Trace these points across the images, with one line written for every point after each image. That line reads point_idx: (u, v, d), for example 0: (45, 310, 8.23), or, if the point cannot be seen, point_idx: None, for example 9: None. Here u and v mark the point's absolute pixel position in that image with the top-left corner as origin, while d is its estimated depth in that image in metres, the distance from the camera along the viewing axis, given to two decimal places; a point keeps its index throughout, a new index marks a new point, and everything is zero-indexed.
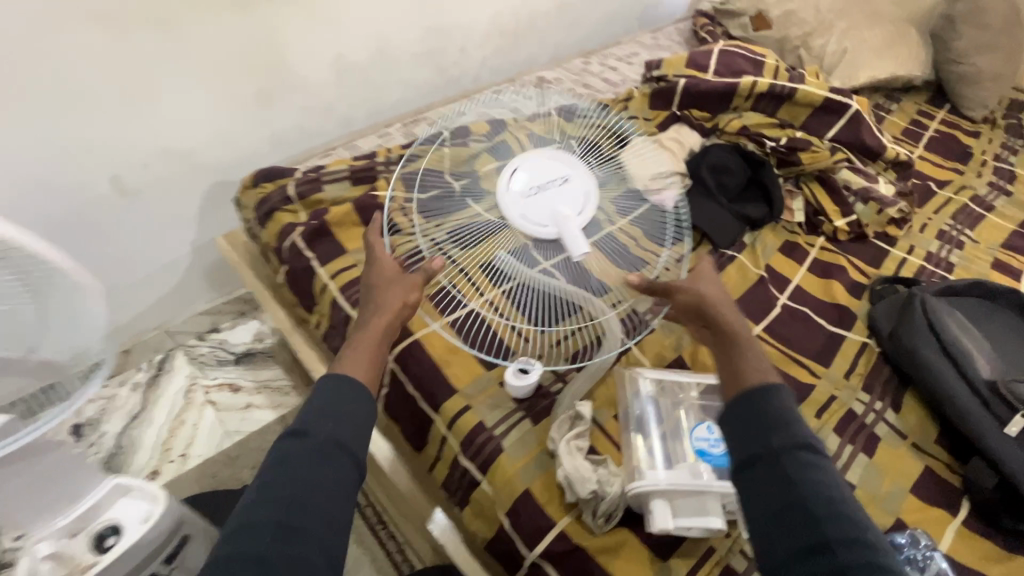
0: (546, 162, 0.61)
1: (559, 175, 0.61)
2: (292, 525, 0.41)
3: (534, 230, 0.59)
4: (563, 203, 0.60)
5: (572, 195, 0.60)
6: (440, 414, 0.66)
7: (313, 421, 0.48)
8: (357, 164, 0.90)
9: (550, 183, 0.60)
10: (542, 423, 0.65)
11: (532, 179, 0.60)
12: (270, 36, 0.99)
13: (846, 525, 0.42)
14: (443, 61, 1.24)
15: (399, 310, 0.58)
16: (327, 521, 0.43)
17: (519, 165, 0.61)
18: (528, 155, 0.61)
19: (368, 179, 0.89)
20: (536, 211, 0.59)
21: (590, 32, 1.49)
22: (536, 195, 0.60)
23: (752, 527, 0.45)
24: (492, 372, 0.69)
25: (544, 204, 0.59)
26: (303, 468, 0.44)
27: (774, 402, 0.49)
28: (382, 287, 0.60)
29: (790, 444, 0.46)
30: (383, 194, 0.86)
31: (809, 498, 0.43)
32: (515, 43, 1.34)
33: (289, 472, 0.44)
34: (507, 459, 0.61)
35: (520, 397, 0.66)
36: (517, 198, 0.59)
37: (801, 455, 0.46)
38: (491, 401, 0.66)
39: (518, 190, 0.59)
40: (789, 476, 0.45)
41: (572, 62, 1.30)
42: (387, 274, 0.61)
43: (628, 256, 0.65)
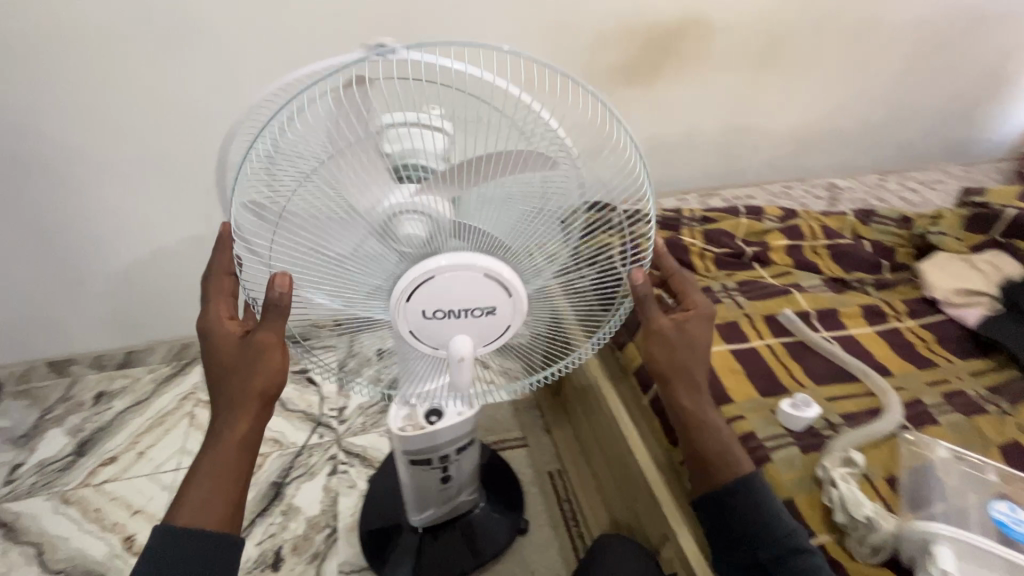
0: (474, 287, 0.60)
1: (479, 306, 0.62)
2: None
3: (429, 338, 0.64)
4: (464, 328, 0.64)
5: (476, 327, 0.64)
6: (715, 413, 0.76)
7: (167, 549, 0.61)
8: (667, 214, 1.10)
9: (466, 311, 0.62)
10: (811, 455, 0.70)
11: (444, 302, 0.61)
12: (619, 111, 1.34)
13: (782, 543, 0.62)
14: (738, 152, 1.55)
15: (246, 407, 0.63)
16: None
17: (437, 276, 0.59)
18: (441, 262, 0.58)
19: (673, 227, 1.08)
20: (436, 326, 0.63)
21: (884, 155, 1.70)
22: (441, 318, 0.62)
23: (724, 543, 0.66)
24: (767, 398, 0.77)
25: (449, 328, 0.64)
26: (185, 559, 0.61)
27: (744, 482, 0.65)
28: (228, 378, 0.63)
29: (738, 507, 0.64)
30: (686, 239, 1.04)
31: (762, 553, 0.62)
32: (804, 150, 1.61)
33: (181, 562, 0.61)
34: (774, 468, 0.68)
35: (793, 428, 0.72)
36: (419, 316, 0.62)
37: (742, 507, 0.64)
38: (764, 419, 0.74)
39: (426, 306, 0.61)
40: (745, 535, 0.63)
41: (869, 178, 1.48)
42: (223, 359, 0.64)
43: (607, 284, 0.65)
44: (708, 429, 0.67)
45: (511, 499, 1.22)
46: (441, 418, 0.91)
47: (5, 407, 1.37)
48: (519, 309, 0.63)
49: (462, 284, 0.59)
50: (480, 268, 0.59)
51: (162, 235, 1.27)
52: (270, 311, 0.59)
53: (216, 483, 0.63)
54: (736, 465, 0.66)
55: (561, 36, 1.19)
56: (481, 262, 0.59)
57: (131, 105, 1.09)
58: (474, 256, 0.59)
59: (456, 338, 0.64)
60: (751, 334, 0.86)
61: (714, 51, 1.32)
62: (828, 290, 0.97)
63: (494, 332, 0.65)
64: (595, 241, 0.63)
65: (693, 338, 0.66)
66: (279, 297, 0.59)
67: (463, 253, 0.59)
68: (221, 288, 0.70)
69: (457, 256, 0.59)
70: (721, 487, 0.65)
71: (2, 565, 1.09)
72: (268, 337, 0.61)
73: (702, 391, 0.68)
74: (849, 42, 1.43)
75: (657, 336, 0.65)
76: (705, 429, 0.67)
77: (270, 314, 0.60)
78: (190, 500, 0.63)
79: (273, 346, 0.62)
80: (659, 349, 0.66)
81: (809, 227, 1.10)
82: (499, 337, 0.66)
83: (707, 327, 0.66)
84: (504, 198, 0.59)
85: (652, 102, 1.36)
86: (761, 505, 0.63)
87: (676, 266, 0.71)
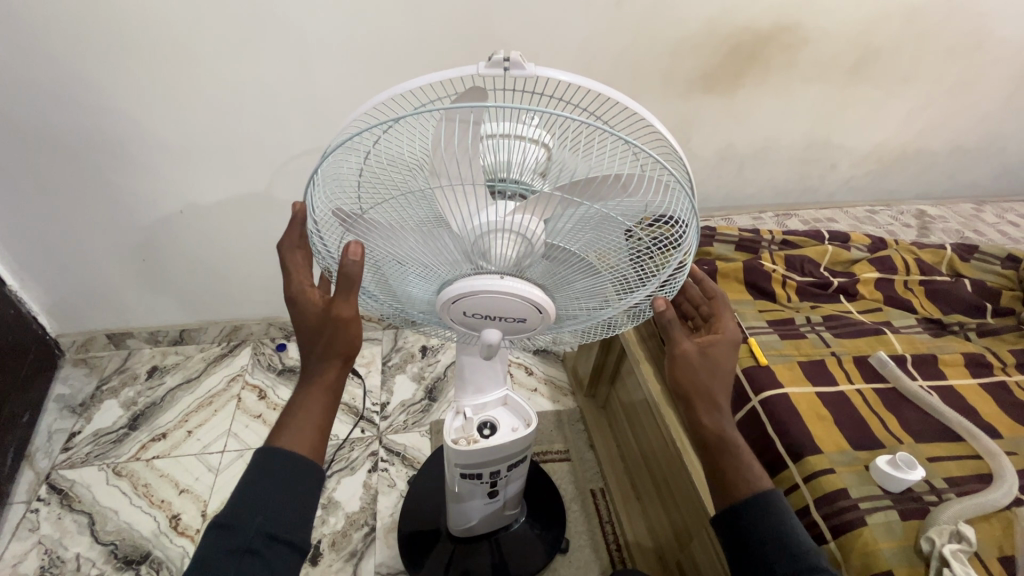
0: (510, 305, 0.58)
1: (511, 316, 0.60)
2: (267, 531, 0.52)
3: (461, 326, 0.65)
4: (495, 327, 0.63)
5: (507, 328, 0.63)
6: (799, 464, 0.69)
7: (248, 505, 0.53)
8: (746, 234, 1.04)
9: (499, 318, 0.61)
10: (910, 522, 0.63)
11: (481, 310, 0.60)
12: (693, 119, 1.27)
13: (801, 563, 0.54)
14: (813, 171, 1.47)
15: (324, 360, 0.59)
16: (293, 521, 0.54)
17: (478, 294, 0.56)
18: (472, 281, 0.56)
19: (752, 249, 1.02)
20: (467, 322, 0.62)
21: (972, 181, 1.62)
22: (475, 318, 0.61)
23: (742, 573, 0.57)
24: (859, 452, 0.70)
25: (481, 324, 0.63)
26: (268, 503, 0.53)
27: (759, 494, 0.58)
28: (308, 340, 0.59)
29: (752, 517, 0.57)
30: (767, 264, 0.98)
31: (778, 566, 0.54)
32: (887, 171, 1.52)
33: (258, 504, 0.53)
34: (871, 534, 0.61)
35: (890, 489, 0.66)
36: (456, 314, 0.61)
37: (755, 519, 0.57)
38: (856, 477, 0.67)
39: (464, 310, 0.59)
40: (757, 549, 0.56)
41: (961, 208, 1.41)
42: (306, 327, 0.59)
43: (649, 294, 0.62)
44: (728, 448, 0.61)
45: (553, 518, 1.18)
46: (494, 432, 0.88)
47: (66, 374, 1.42)
48: (549, 320, 0.62)
49: (487, 303, 0.58)
50: (513, 289, 0.56)
51: (223, 219, 1.27)
52: (346, 279, 0.53)
53: (292, 432, 0.57)
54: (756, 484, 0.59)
55: (645, 39, 1.11)
56: (525, 286, 0.57)
57: (199, 89, 1.06)
58: (516, 281, 0.57)
59: (487, 331, 0.63)
60: (840, 376, 0.80)
61: (804, 56, 1.21)
62: (923, 331, 0.90)
63: (525, 330, 0.64)
64: (638, 254, 0.59)
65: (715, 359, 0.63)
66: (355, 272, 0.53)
67: (510, 278, 0.57)
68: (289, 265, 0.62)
69: (502, 280, 0.56)
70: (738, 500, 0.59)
71: (56, 532, 1.12)
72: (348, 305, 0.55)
73: (722, 409, 0.62)
74: (962, 57, 1.29)
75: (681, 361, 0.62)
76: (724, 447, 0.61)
77: (349, 283, 0.54)
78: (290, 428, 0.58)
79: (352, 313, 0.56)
80: (680, 372, 0.62)
81: (902, 259, 1.02)
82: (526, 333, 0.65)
83: (732, 356, 0.63)
84: (596, 220, 0.54)
85: (731, 112, 1.28)
86: (776, 518, 0.56)
87: (720, 295, 0.68)
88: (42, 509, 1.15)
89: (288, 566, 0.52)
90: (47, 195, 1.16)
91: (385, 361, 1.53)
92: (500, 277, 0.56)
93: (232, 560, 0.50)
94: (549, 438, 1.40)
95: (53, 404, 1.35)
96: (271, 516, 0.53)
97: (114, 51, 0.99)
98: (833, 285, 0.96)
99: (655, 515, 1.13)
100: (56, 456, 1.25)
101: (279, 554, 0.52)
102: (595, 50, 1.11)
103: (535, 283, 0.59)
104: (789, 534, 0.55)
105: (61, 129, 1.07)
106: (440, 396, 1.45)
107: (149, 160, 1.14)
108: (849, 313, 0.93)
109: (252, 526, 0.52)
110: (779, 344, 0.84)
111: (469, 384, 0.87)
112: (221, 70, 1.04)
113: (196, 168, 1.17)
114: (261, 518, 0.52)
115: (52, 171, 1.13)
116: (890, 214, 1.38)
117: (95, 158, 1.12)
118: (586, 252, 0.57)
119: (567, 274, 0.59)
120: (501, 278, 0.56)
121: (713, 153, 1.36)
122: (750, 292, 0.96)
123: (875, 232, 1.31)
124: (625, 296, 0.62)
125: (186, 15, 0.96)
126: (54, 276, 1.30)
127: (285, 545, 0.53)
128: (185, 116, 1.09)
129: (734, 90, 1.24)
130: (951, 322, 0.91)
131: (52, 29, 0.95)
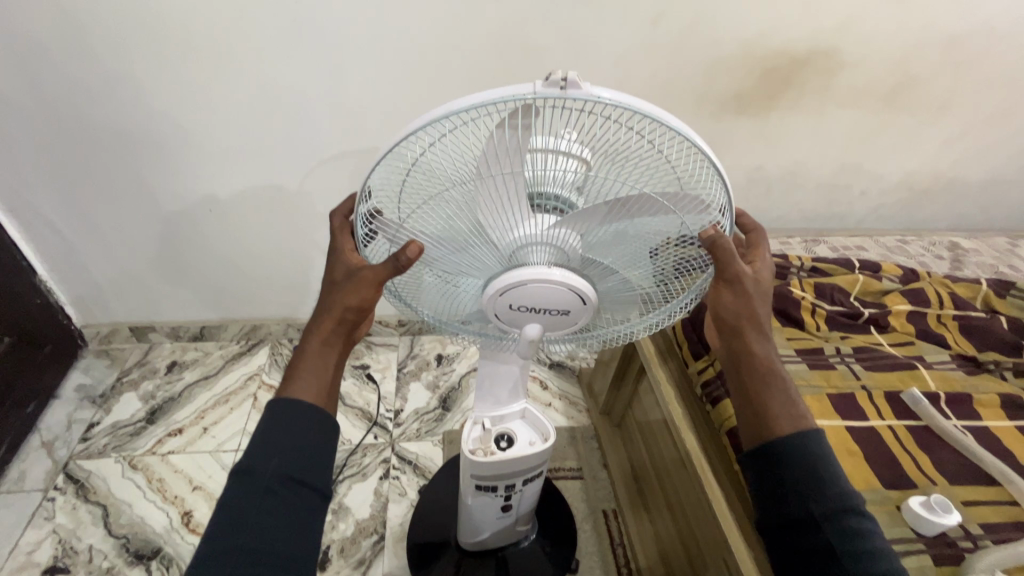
0: (556, 296, 0.56)
1: (556, 308, 0.58)
2: (286, 471, 0.52)
3: (502, 324, 0.62)
4: (537, 322, 0.60)
5: (549, 322, 0.61)
6: None
7: (265, 463, 0.52)
8: (774, 259, 1.03)
9: (544, 310, 0.58)
10: (944, 568, 0.61)
11: (529, 300, 0.57)
12: (722, 140, 1.27)
13: (839, 507, 0.51)
14: (841, 197, 1.45)
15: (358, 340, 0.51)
16: (311, 459, 0.54)
17: (526, 285, 0.55)
18: (526, 270, 0.55)
19: (780, 275, 1.01)
20: (510, 317, 0.60)
21: (1006, 214, 1.59)
22: (520, 312, 0.59)
23: (768, 510, 0.55)
24: (890, 491, 0.68)
25: (523, 318, 0.60)
26: (286, 443, 0.53)
27: (801, 434, 0.54)
28: (326, 297, 0.58)
29: (788, 459, 0.53)
30: (796, 291, 0.96)
31: (815, 508, 0.51)
32: (918, 200, 1.50)
33: (273, 444, 0.53)
34: None
35: (924, 532, 0.64)
36: (500, 307, 0.58)
37: (790, 458, 0.53)
38: (887, 517, 0.65)
39: (512, 302, 0.57)
40: (791, 488, 0.53)
41: (995, 242, 1.38)
42: (332, 279, 0.59)
43: (671, 304, 0.61)
44: (774, 383, 0.56)
45: (564, 536, 1.17)
46: (511, 445, 0.87)
47: (87, 364, 1.44)
48: (590, 314, 0.60)
49: (545, 292, 0.55)
50: (563, 280, 0.54)
51: (252, 219, 1.29)
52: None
53: (296, 378, 0.57)
54: (803, 420, 0.55)
55: (677, 59, 1.11)
56: (572, 278, 0.55)
57: (237, 90, 1.08)
58: (565, 272, 0.55)
59: (528, 326, 0.61)
60: (870, 411, 0.79)
61: (838, 82, 1.20)
62: (956, 368, 0.87)
63: (563, 327, 0.62)
64: (670, 264, 0.57)
65: (755, 288, 0.56)
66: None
67: (558, 270, 0.55)
68: (338, 246, 0.60)
69: (551, 270, 0.55)
70: (782, 444, 0.54)
71: (70, 522, 1.13)
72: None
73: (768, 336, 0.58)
74: (1001, 88, 1.27)
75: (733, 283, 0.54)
76: (772, 379, 0.57)
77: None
78: (296, 376, 0.58)
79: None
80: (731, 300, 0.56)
81: (935, 292, 1.00)
82: (566, 331, 0.63)
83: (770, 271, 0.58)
84: (638, 232, 0.54)
85: (760, 134, 1.27)
86: (815, 462, 0.53)
87: (761, 228, 0.62)
88: (58, 498, 1.16)
89: (307, 506, 0.52)
90: (81, 188, 1.19)
91: (401, 367, 1.53)
92: (549, 267, 0.55)
93: (257, 503, 0.50)
94: (562, 454, 1.38)
95: (74, 394, 1.37)
96: (288, 459, 0.53)
97: (156, 54, 1.02)
98: (863, 315, 0.95)
99: (665, 533, 1.11)
100: (75, 446, 1.26)
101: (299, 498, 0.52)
102: (627, 70, 1.12)
103: (581, 273, 0.57)
104: (830, 477, 0.52)
105: (100, 125, 1.10)
106: (454, 406, 1.44)
107: (183, 158, 1.17)
108: (880, 345, 0.91)
109: (274, 468, 0.52)
110: (808, 373, 0.83)
111: (487, 395, 0.86)
112: (262, 75, 1.06)
113: (228, 168, 1.19)
114: (275, 460, 0.52)
115: (89, 164, 1.15)
116: (922, 245, 1.35)
117: (132, 153, 1.15)
118: (630, 259, 0.56)
119: (602, 287, 0.59)
120: (550, 269, 0.55)
121: (741, 175, 1.35)
122: (779, 318, 0.94)
123: (906, 262, 1.29)
124: (650, 304, 0.62)
125: (229, 18, 0.99)
126: (81, 268, 1.33)
127: (304, 486, 0.53)
128: (220, 118, 1.12)
129: (764, 112, 1.23)
130: (986, 360, 0.88)
131: (103, 29, 0.98)
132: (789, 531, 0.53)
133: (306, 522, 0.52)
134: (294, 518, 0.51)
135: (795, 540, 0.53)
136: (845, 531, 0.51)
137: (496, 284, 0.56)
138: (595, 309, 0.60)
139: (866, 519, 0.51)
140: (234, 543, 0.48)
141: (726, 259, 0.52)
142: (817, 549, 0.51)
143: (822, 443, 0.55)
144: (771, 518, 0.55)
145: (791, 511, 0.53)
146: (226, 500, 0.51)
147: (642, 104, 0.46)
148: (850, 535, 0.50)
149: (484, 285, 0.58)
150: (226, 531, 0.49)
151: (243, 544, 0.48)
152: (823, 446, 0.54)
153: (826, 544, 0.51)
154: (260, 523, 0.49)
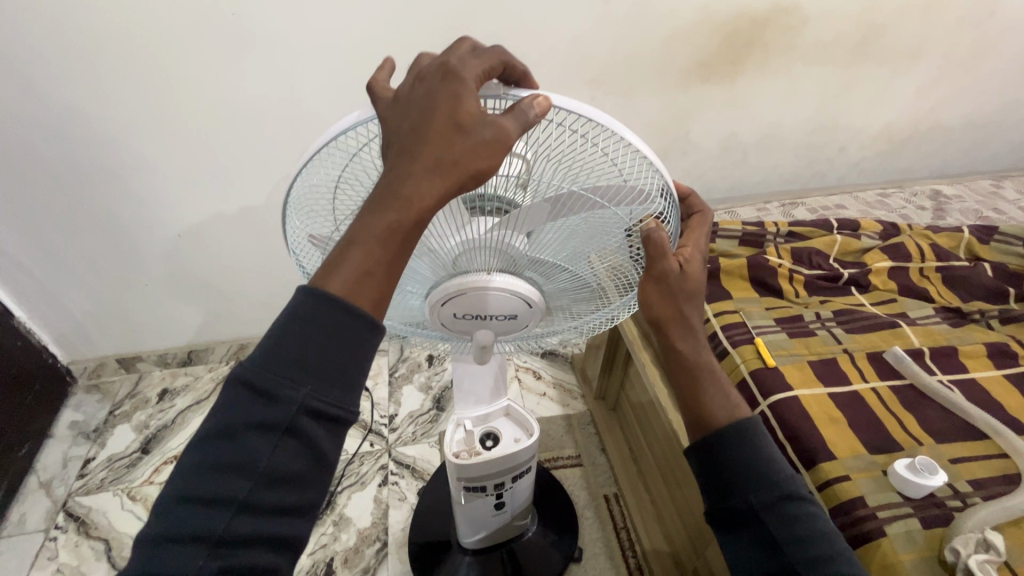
0: (500, 302, 0.55)
1: (502, 314, 0.57)
2: (315, 388, 0.38)
3: (454, 331, 0.61)
4: (488, 328, 0.60)
5: (499, 327, 0.60)
6: (812, 471, 0.66)
7: (284, 372, 0.38)
8: (750, 228, 1.00)
9: (490, 316, 0.57)
10: (933, 531, 0.60)
11: (472, 308, 0.56)
12: (691, 111, 1.23)
13: (778, 495, 0.51)
14: (820, 155, 1.41)
15: (413, 175, 0.40)
16: (338, 378, 0.39)
17: (468, 293, 0.53)
18: (460, 278, 0.54)
19: (756, 244, 0.99)
20: (459, 324, 0.59)
21: (990, 156, 1.56)
22: (466, 320, 0.58)
23: (710, 502, 0.54)
24: (876, 457, 0.67)
25: (474, 326, 0.59)
26: (317, 346, 0.38)
27: (739, 426, 0.53)
28: (412, 148, 0.40)
29: (729, 452, 0.52)
30: (773, 259, 0.94)
31: (754, 499, 0.51)
32: (899, 150, 1.46)
33: (300, 346, 0.38)
34: (890, 544, 0.58)
35: (911, 495, 0.62)
36: (446, 316, 0.57)
37: (733, 450, 0.52)
38: (873, 483, 0.64)
39: (454, 310, 0.56)
40: (732, 480, 0.52)
41: (979, 186, 1.35)
42: (435, 127, 0.40)
43: (630, 285, 0.58)
44: (704, 377, 0.55)
45: (566, 526, 1.17)
46: (496, 444, 0.86)
47: (79, 401, 1.43)
48: (540, 314, 0.58)
49: (481, 301, 0.55)
50: (504, 287, 0.53)
51: (222, 240, 1.27)
52: (473, 128, 0.40)
53: (353, 270, 0.39)
54: (735, 409, 0.55)
55: (635, 32, 1.08)
56: (515, 281, 0.54)
57: (190, 112, 1.05)
58: (507, 277, 0.54)
59: (480, 332, 0.60)
60: (852, 375, 0.77)
61: (804, 38, 1.16)
62: (941, 322, 0.85)
63: (515, 329, 0.61)
64: (616, 250, 0.55)
65: (684, 287, 0.53)
66: (508, 125, 0.40)
67: (500, 276, 0.54)
68: (458, 89, 0.40)
69: (491, 277, 0.53)
70: (719, 434, 0.53)
71: (74, 560, 1.13)
72: (440, 153, 0.40)
73: (697, 331, 0.55)
74: (973, 28, 1.23)
75: (663, 280, 0.52)
76: (703, 373, 0.55)
77: (461, 129, 0.39)
78: (350, 268, 0.39)
79: (431, 164, 0.39)
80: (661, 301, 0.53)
81: (916, 245, 0.98)
82: (520, 331, 0.62)
83: (702, 238, 0.57)
84: (577, 228, 0.52)
85: (730, 100, 1.23)
86: (753, 452, 0.52)
87: (707, 212, 0.59)
88: (60, 537, 1.17)
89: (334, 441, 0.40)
90: (42, 225, 1.16)
91: (392, 372, 1.52)
92: (488, 275, 0.54)
93: (266, 442, 0.37)
94: (559, 443, 1.38)
95: (67, 431, 1.37)
96: (319, 382, 0.38)
97: (99, 84, 0.99)
98: (842, 277, 0.93)
99: (670, 520, 1.11)
100: (72, 483, 1.27)
101: (303, 457, 0.38)
102: (584, 49, 1.08)
103: (525, 275, 0.55)
104: (768, 467, 0.51)
105: (52, 162, 1.08)
106: (448, 405, 1.43)
107: (142, 185, 1.14)
108: (861, 306, 0.89)
109: (291, 392, 0.37)
110: (788, 343, 0.81)
111: (467, 396, 0.84)
112: (210, 91, 1.03)
113: (190, 191, 1.17)
114: (259, 404, 0.37)
115: (47, 202, 1.13)
116: (904, 197, 1.32)
117: (90, 187, 1.13)
118: (572, 254, 0.54)
119: (552, 285, 0.57)
120: (491, 275, 0.54)
121: (714, 144, 1.32)
122: (756, 288, 0.92)
123: (887, 216, 1.27)
124: (614, 287, 0.59)
125: (168, 37, 0.96)
126: (56, 306, 1.32)
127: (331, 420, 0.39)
128: (174, 140, 1.09)
129: (732, 77, 1.20)
130: (971, 310, 0.87)
131: (39, 62, 0.95)
132: (735, 526, 0.52)
133: (304, 489, 0.39)
134: (289, 486, 0.38)
135: (738, 532, 0.52)
136: (786, 521, 0.50)
137: (436, 292, 0.55)
138: (545, 308, 0.59)
139: (805, 502, 0.51)
140: (203, 525, 0.36)
141: (657, 254, 0.50)
142: (759, 539, 0.51)
143: (759, 429, 0.53)
144: (714, 510, 0.54)
145: (732, 504, 0.52)
146: (196, 455, 0.37)
147: (560, 99, 0.42)
148: (789, 522, 0.50)
149: (428, 295, 0.57)
150: (195, 501, 0.36)
151: (201, 530, 0.36)
152: (761, 434, 0.53)
153: (767, 535, 0.51)
154: (273, 469, 0.37)
